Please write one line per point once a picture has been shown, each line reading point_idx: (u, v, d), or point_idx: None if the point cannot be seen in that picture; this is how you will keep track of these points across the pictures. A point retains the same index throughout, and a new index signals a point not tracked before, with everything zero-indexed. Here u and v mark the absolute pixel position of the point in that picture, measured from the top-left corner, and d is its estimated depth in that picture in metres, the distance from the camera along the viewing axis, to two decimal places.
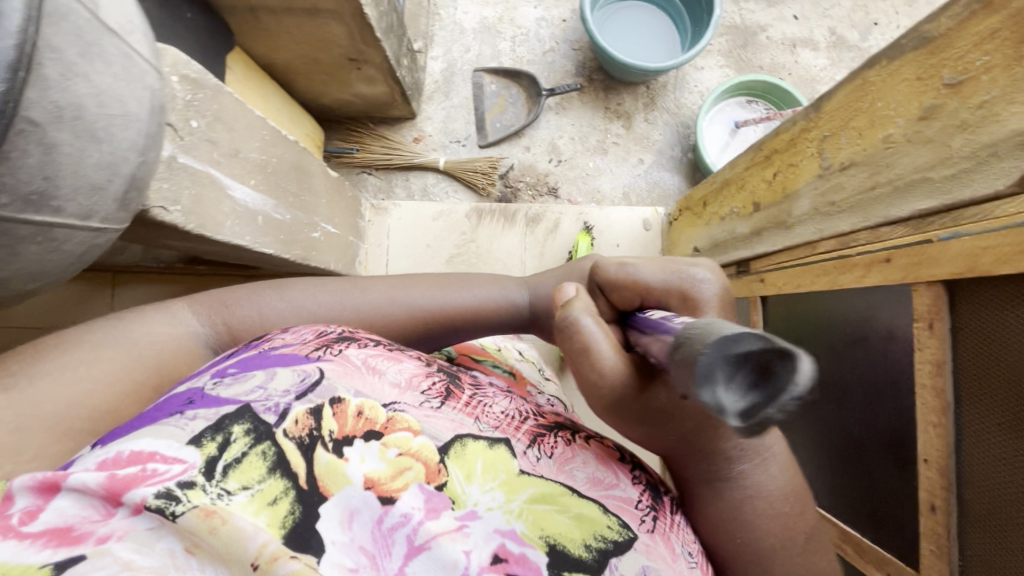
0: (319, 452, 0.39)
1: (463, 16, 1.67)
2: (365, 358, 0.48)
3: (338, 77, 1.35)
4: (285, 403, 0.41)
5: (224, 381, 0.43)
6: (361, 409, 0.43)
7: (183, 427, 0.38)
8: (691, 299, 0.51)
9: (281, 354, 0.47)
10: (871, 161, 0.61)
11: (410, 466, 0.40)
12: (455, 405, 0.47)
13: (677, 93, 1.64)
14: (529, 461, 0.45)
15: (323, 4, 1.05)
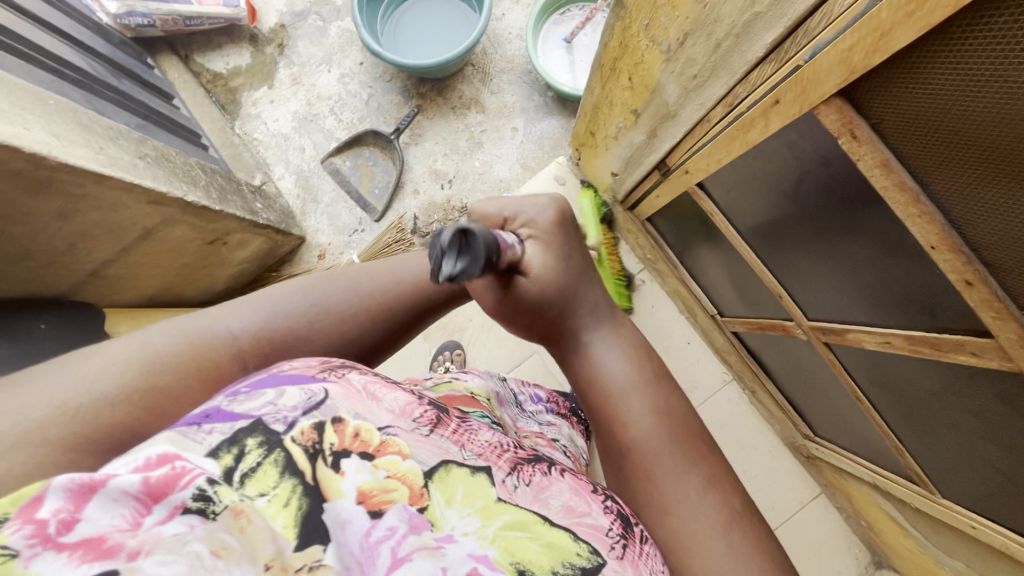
0: (319, 466, 0.32)
1: (276, 123, 1.60)
2: (364, 384, 0.40)
3: (215, 262, 1.28)
4: (294, 416, 0.33)
5: (234, 394, 0.34)
6: (359, 431, 0.35)
7: (199, 439, 0.30)
8: (534, 225, 0.57)
9: (287, 375, 0.37)
10: (700, 23, 0.59)
11: (395, 486, 0.34)
12: (444, 432, 0.40)
13: (500, 51, 1.60)
14: (507, 489, 0.39)
15: (150, 223, 0.99)
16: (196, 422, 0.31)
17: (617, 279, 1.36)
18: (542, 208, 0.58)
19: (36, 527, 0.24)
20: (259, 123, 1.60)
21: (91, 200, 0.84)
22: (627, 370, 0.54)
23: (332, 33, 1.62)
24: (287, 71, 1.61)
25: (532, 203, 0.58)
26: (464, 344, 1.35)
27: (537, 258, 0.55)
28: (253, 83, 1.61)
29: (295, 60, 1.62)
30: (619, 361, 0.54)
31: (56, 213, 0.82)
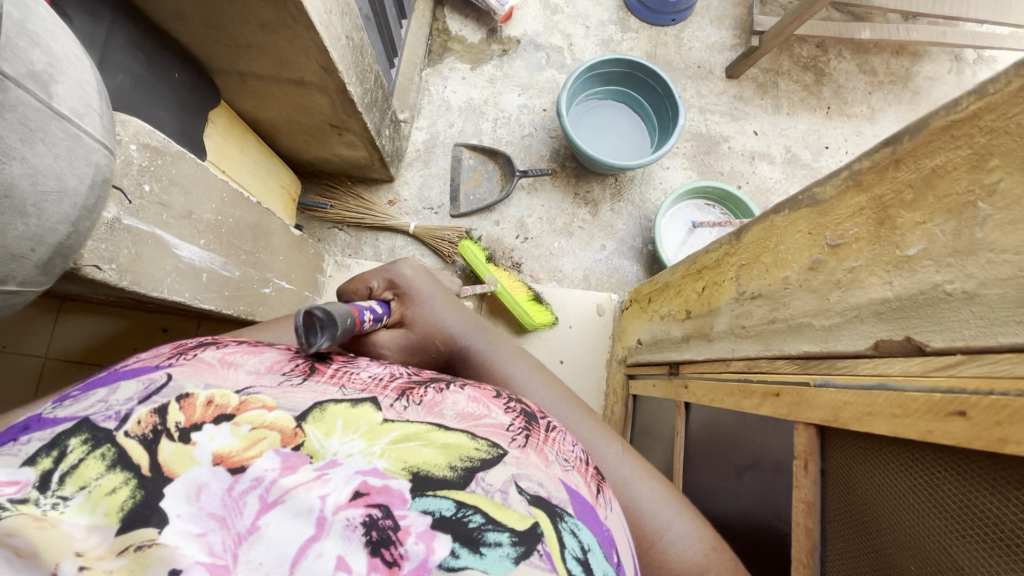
0: (164, 441, 0.35)
1: (452, 94, 1.78)
2: (221, 356, 0.47)
3: (320, 139, 1.41)
4: (126, 410, 0.38)
5: (63, 404, 0.40)
6: (211, 399, 0.40)
7: (15, 452, 0.34)
8: (394, 281, 0.80)
9: (129, 368, 0.44)
10: (773, 296, 0.66)
11: (264, 436, 0.37)
12: (319, 378, 0.48)
13: (643, 188, 1.74)
14: (395, 410, 0.45)
15: (308, 78, 1.12)
16: (13, 438, 0.35)
17: (529, 301, 1.45)
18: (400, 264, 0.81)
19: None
20: (441, 83, 1.78)
21: (290, 32, 0.97)
22: (513, 366, 0.72)
23: (545, 74, 1.81)
24: (492, 69, 1.80)
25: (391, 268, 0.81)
26: None
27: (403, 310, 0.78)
28: (463, 55, 1.81)
29: (504, 67, 1.81)
30: (508, 358, 0.73)
31: (261, 22, 0.95)
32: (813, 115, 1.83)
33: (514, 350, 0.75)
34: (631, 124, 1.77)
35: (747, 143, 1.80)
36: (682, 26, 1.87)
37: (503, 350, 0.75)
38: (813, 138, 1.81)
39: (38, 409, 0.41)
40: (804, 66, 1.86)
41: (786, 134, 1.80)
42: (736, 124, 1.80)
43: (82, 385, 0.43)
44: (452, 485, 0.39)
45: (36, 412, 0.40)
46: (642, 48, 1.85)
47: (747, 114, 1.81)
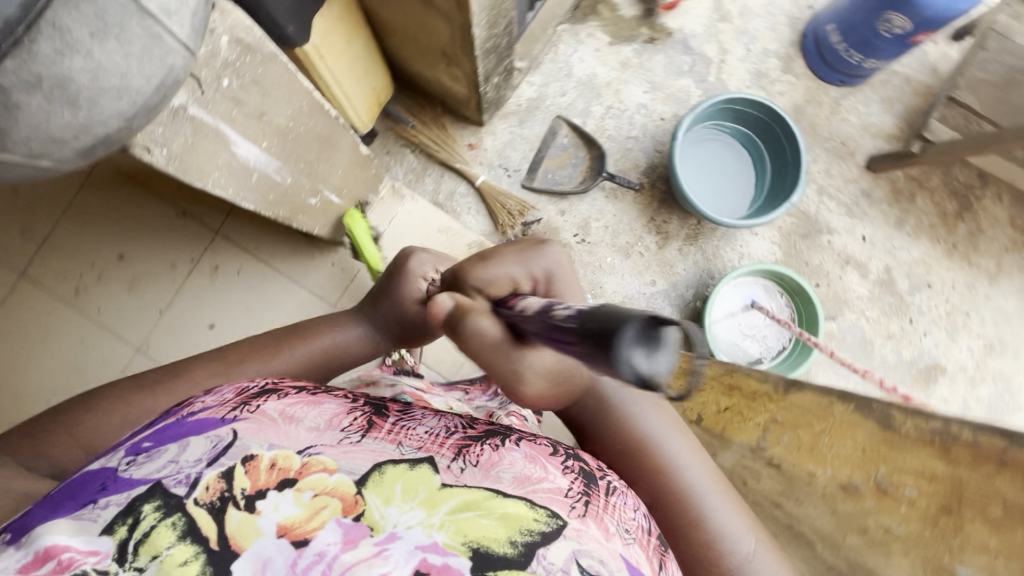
0: (231, 511, 0.43)
1: (578, 62, 1.64)
2: (280, 411, 0.55)
3: (428, 59, 1.32)
4: (194, 474, 0.45)
5: (137, 461, 0.48)
6: (274, 461, 0.48)
7: (94, 517, 0.42)
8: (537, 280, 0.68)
9: (197, 421, 0.52)
10: None
11: (326, 504, 0.45)
12: (376, 436, 0.55)
13: (720, 243, 1.61)
14: (452, 474, 0.52)
15: (439, 3, 1.02)
16: (94, 499, 0.44)
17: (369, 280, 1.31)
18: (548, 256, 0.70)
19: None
20: (572, 45, 1.64)
21: None
22: (637, 405, 0.75)
23: (681, 81, 1.65)
24: (629, 53, 1.65)
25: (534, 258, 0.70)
26: None
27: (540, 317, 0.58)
28: (608, 26, 1.65)
29: (642, 57, 1.65)
30: (632, 397, 0.75)
31: None
32: (932, 246, 1.64)
33: (635, 384, 0.76)
34: (740, 176, 1.61)
35: (849, 244, 1.63)
36: (846, 92, 1.66)
37: (625, 386, 0.75)
38: (919, 270, 1.63)
39: (114, 458, 0.49)
40: (951, 192, 1.66)
41: (894, 254, 1.63)
42: (849, 220, 1.64)
43: (150, 434, 0.52)
44: (512, 563, 0.45)
45: (112, 461, 0.49)
46: (793, 98, 1.66)
47: (864, 215, 1.64)
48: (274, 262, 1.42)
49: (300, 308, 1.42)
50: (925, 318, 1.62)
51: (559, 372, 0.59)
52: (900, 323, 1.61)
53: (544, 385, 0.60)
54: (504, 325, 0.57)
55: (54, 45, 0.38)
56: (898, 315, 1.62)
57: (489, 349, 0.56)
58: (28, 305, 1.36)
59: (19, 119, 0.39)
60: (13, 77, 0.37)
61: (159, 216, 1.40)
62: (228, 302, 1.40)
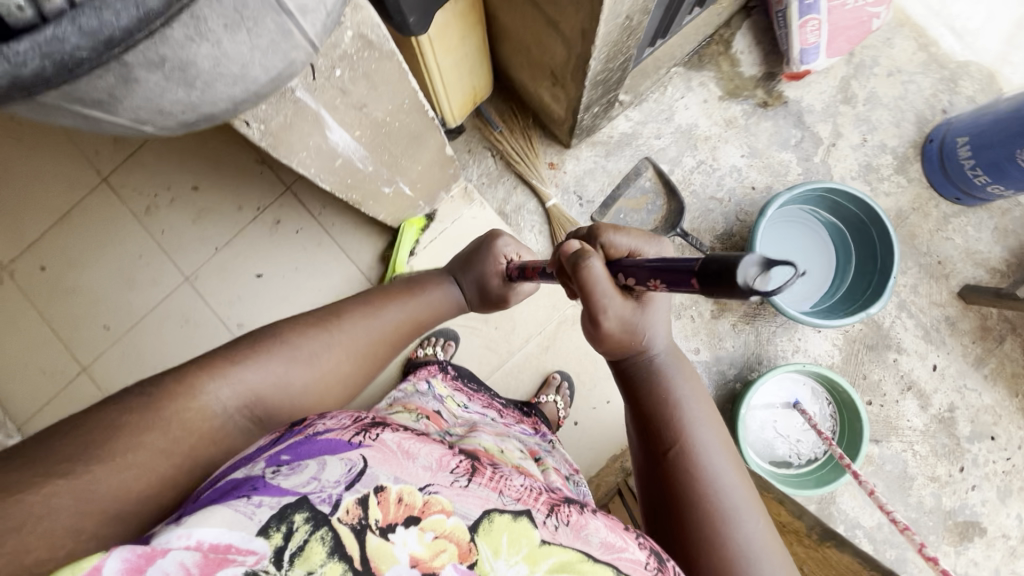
0: (369, 535, 0.42)
1: (682, 108, 1.58)
2: (399, 442, 0.51)
3: (535, 72, 1.30)
4: (335, 493, 0.43)
5: (281, 471, 0.43)
6: (400, 495, 0.45)
7: (250, 513, 0.39)
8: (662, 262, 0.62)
9: (326, 441, 0.48)
10: None
11: (445, 548, 0.44)
12: (479, 481, 0.51)
13: (778, 331, 1.52)
14: (549, 529, 0.50)
15: (562, 27, 1.00)
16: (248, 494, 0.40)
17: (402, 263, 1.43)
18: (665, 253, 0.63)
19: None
20: (681, 90, 1.58)
21: None
22: (681, 380, 0.64)
23: (783, 154, 1.56)
24: (737, 113, 1.58)
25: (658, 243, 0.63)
26: (467, 320, 1.37)
27: (628, 308, 0.59)
28: (723, 80, 1.58)
29: (750, 120, 1.57)
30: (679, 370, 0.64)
31: None
32: (1007, 398, 1.51)
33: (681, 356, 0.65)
34: (818, 267, 1.52)
35: (917, 370, 1.52)
36: (959, 211, 1.54)
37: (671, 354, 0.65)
38: (985, 419, 1.51)
39: (256, 468, 0.45)
40: None
41: (963, 393, 1.51)
42: (923, 344, 1.52)
43: (286, 448, 0.47)
44: None
45: (255, 470, 0.44)
46: (899, 202, 1.55)
47: (941, 344, 1.52)
48: (332, 230, 1.43)
49: (343, 280, 1.43)
50: (978, 470, 1.49)
51: (631, 325, 0.60)
52: (948, 468, 1.49)
53: (618, 333, 0.60)
54: (610, 281, 0.58)
55: (188, 32, 0.35)
56: (949, 459, 1.49)
57: (599, 292, 0.57)
58: (108, 211, 1.44)
59: (135, 92, 0.38)
60: (141, 57, 0.34)
61: (243, 159, 1.44)
62: (280, 257, 1.43)
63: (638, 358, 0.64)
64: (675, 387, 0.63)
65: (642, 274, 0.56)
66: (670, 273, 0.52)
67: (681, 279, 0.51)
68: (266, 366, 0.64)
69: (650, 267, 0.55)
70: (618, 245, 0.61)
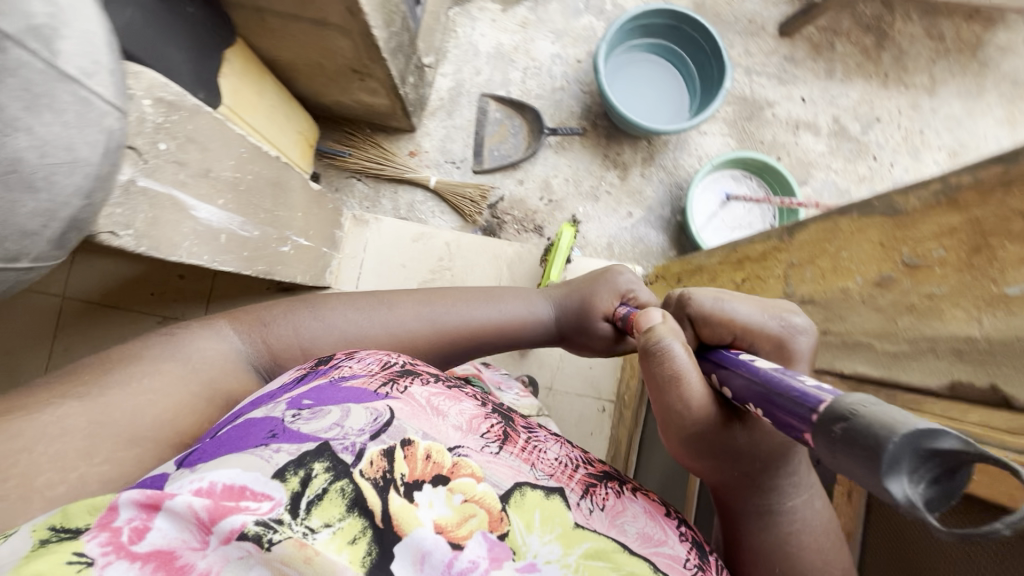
0: (392, 494, 0.44)
1: (480, 38, 1.66)
2: (428, 398, 0.52)
3: (341, 83, 1.35)
4: (360, 444, 0.46)
5: (302, 416, 0.47)
6: (428, 453, 0.48)
7: (268, 459, 0.43)
8: (786, 349, 0.53)
9: (351, 389, 0.51)
10: (827, 307, 0.62)
11: (474, 513, 0.46)
12: (512, 450, 0.52)
13: (677, 154, 1.66)
14: (582, 513, 0.50)
15: (331, 19, 1.04)
16: (265, 443, 0.44)
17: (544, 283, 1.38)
18: (794, 332, 0.54)
19: (108, 536, 0.37)
20: (469, 25, 1.67)
21: None
22: (824, 545, 0.51)
23: (582, 20, 1.68)
24: (524, 13, 1.68)
25: (789, 321, 0.54)
26: None
27: (733, 416, 0.50)
28: None
29: (537, 11, 1.68)
30: (813, 523, 0.51)
31: None
32: (867, 83, 1.70)
33: (827, 506, 0.53)
34: (674, 86, 1.63)
35: (793, 110, 1.69)
36: None
37: (818, 503, 0.52)
38: (864, 110, 1.69)
39: (277, 409, 0.48)
40: (864, 28, 1.72)
41: (837, 103, 1.68)
42: (783, 88, 1.69)
43: (310, 391, 0.51)
44: None
45: (276, 411, 0.48)
46: None
47: (795, 79, 1.69)
48: None
49: None
50: (887, 150, 1.68)
51: (733, 447, 0.50)
52: (866, 164, 1.67)
53: (714, 445, 0.51)
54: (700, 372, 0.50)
55: None
56: (862, 156, 1.67)
57: (687, 384, 0.49)
58: None
59: None
60: None
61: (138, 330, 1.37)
62: None
63: (764, 497, 0.52)
64: (805, 547, 0.51)
65: (748, 383, 0.45)
66: (771, 397, 0.41)
67: (794, 421, 0.38)
68: (291, 323, 0.68)
69: (758, 381, 0.44)
70: (718, 308, 0.56)
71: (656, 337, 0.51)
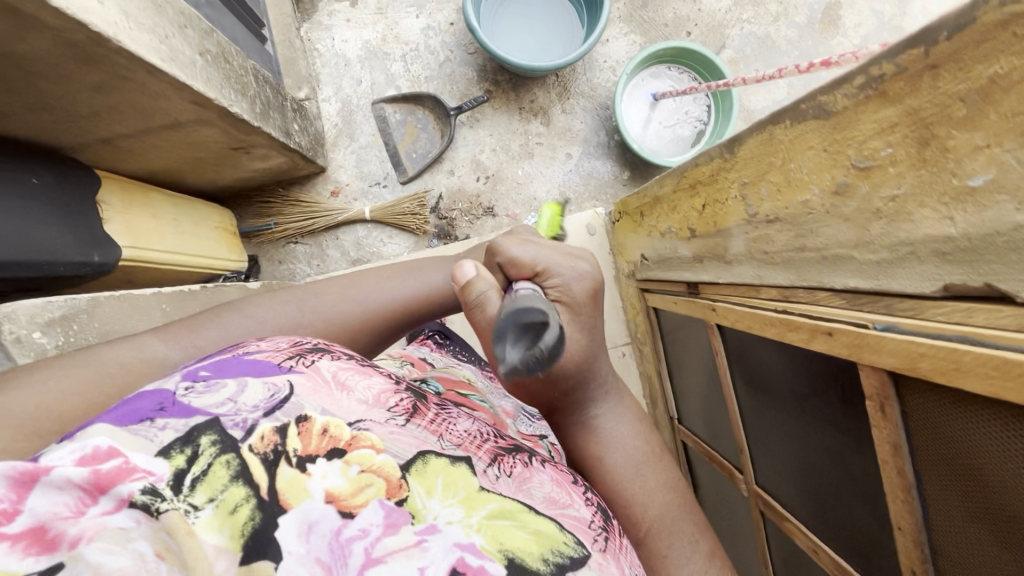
0: (283, 466, 0.35)
1: (344, 44, 1.53)
2: (336, 372, 0.43)
3: (229, 163, 1.25)
4: (252, 420, 0.36)
5: (195, 391, 0.38)
6: (327, 427, 0.38)
7: (152, 438, 0.34)
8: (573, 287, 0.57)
9: (252, 362, 0.42)
10: (795, 222, 0.59)
11: (370, 483, 0.36)
12: (421, 422, 0.44)
13: (589, 74, 1.56)
14: (489, 480, 0.42)
15: (184, 118, 0.95)
16: (150, 418, 0.35)
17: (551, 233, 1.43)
18: (581, 275, 0.57)
19: None
20: (326, 36, 1.53)
21: (135, 84, 0.79)
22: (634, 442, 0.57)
23: None
24: None
25: (576, 264, 0.58)
26: None
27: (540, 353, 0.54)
28: None
29: None
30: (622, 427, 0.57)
31: (94, 85, 0.76)
32: None
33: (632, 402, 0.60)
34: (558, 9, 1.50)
35: None
36: None
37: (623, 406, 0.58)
38: None
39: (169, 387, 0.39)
40: None
41: None
42: None
43: (210, 362, 0.42)
44: None
45: (167, 387, 0.39)
46: None
47: None
48: None
49: None
50: None
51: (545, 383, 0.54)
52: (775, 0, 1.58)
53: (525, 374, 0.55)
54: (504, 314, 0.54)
55: None
56: None
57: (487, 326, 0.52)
58: None
59: None
60: None
61: None
62: None
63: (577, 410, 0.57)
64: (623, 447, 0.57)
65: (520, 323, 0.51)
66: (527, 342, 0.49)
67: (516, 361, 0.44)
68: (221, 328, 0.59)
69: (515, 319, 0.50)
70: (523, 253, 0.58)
71: (474, 290, 0.52)
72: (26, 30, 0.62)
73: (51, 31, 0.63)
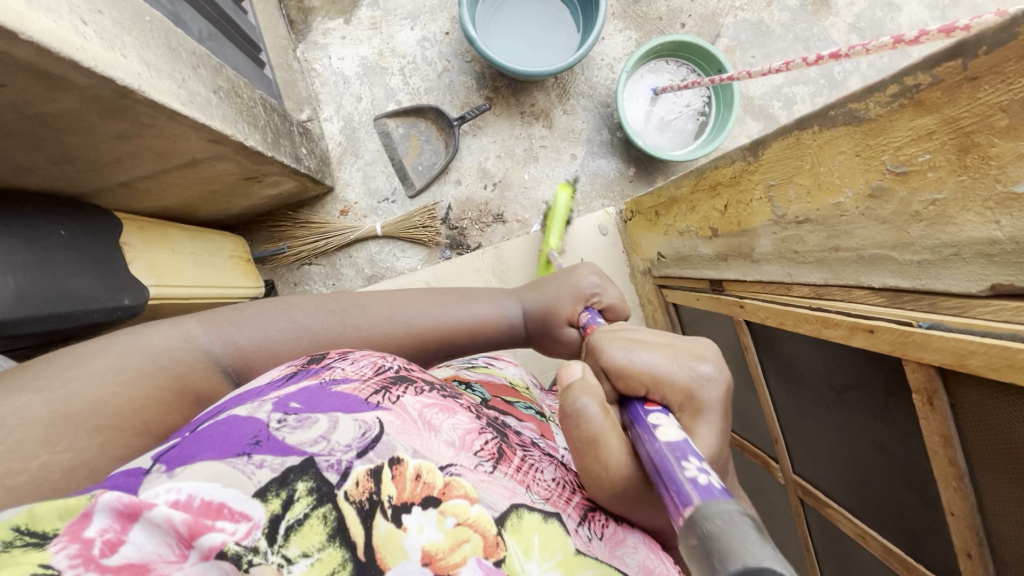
0: (378, 518, 0.37)
1: (341, 62, 1.53)
2: (421, 409, 0.44)
3: (242, 193, 1.26)
4: (347, 461, 0.38)
5: (288, 423, 0.39)
6: (419, 472, 0.40)
7: (250, 474, 0.35)
8: (696, 400, 0.51)
9: (341, 395, 0.43)
10: (827, 224, 0.60)
11: (467, 538, 0.38)
12: (507, 469, 0.45)
13: (587, 74, 1.57)
14: (582, 540, 0.44)
15: (200, 155, 0.95)
16: (247, 453, 0.36)
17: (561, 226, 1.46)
18: (707, 380, 0.51)
19: (78, 547, 0.29)
20: (323, 55, 1.53)
21: (156, 130, 0.79)
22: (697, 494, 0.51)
23: None
24: (368, 13, 1.54)
25: (696, 367, 0.52)
26: None
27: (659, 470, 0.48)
28: (330, 12, 1.53)
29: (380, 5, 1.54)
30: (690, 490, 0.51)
31: (117, 135, 0.77)
32: None
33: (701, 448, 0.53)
34: (552, 13, 1.51)
35: None
36: None
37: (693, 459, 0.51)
38: None
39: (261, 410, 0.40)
40: None
41: None
42: None
43: (300, 390, 0.42)
44: None
45: (260, 412, 0.40)
46: None
47: None
48: None
49: None
50: None
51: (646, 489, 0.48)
52: None
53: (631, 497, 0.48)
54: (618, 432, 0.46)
55: None
56: None
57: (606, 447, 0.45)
58: None
59: None
60: None
61: None
62: None
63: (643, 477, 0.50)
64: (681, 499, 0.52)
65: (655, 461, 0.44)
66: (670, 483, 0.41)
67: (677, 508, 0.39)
68: (260, 328, 0.59)
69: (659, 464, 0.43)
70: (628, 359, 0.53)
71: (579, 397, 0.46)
72: (56, 91, 0.63)
73: (78, 89, 0.64)
